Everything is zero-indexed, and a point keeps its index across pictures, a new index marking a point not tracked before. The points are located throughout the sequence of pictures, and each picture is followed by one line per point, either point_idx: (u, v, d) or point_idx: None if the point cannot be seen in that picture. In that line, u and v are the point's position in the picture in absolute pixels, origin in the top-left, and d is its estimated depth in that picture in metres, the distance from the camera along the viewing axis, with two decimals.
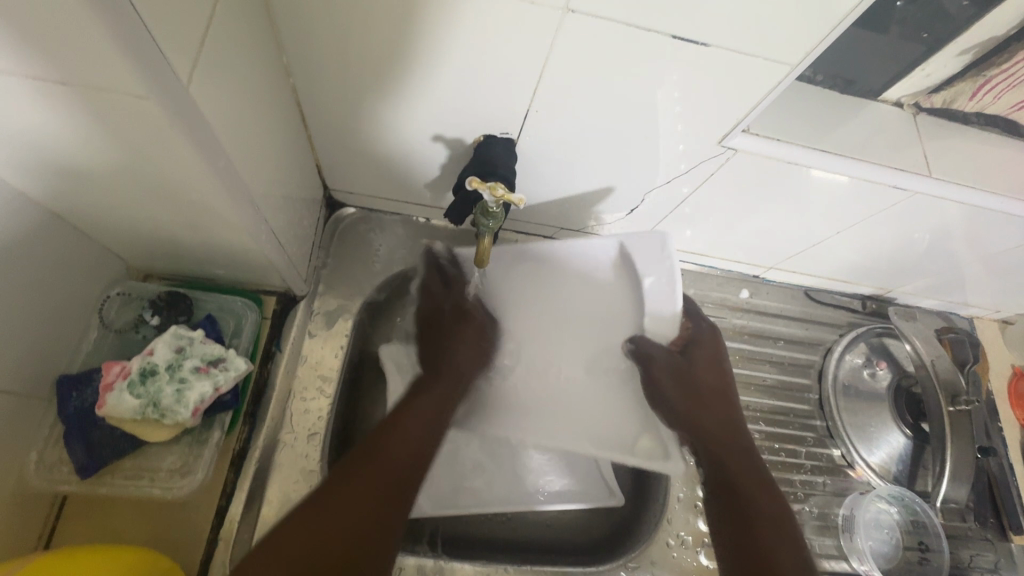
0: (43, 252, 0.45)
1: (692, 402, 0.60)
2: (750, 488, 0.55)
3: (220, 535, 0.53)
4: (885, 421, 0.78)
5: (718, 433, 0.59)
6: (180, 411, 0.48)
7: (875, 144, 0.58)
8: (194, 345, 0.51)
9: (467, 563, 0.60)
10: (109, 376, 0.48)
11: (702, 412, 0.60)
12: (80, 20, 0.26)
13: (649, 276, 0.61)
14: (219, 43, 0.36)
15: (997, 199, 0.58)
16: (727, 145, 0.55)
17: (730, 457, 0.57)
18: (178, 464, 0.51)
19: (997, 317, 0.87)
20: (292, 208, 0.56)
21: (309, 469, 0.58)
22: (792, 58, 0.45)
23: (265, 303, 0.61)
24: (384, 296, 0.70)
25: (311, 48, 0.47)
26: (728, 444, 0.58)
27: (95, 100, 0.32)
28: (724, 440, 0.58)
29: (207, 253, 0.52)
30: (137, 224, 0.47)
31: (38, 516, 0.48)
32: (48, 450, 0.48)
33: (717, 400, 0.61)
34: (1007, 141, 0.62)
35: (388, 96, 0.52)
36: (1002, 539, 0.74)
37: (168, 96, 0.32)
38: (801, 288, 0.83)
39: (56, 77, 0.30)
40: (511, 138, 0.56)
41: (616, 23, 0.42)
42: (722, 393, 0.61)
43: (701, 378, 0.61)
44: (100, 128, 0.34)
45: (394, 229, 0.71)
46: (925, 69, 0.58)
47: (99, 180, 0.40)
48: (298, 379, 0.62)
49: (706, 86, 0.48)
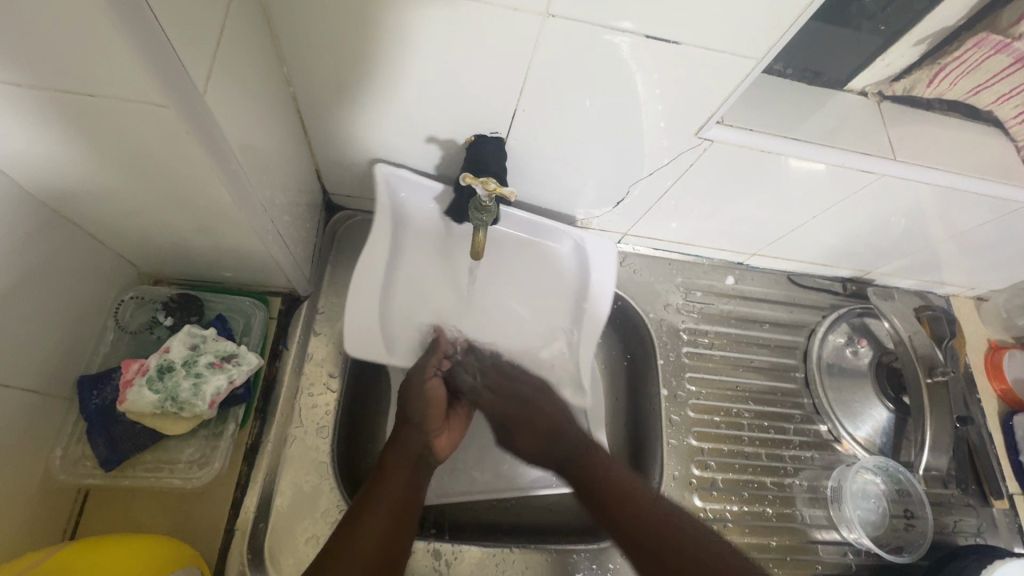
0: (61, 257, 0.47)
1: (581, 470, 0.62)
2: (669, 534, 0.56)
3: (236, 524, 0.54)
4: (869, 397, 0.81)
5: (615, 490, 0.60)
6: (197, 403, 0.51)
7: (843, 131, 0.61)
8: (207, 342, 0.54)
9: (474, 546, 0.62)
10: (128, 374, 0.50)
11: (596, 478, 0.61)
12: (107, 38, 0.29)
13: (597, 272, 0.70)
14: (229, 54, 0.39)
15: (960, 179, 0.61)
16: (703, 138, 0.58)
17: (638, 510, 0.58)
18: (196, 455, 0.54)
19: (972, 294, 0.92)
20: (294, 210, 0.59)
21: (321, 461, 0.60)
22: (757, 53, 0.48)
23: (271, 303, 0.64)
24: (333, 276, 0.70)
25: (310, 58, 0.50)
26: (625, 492, 0.59)
27: (113, 109, 0.34)
28: (625, 496, 0.59)
29: (215, 255, 0.55)
30: (149, 231, 0.50)
31: (63, 510, 0.51)
32: (72, 447, 0.50)
33: (605, 463, 0.63)
34: (966, 125, 0.66)
35: (383, 102, 0.55)
36: (983, 504, 0.77)
37: (186, 105, 0.34)
38: (784, 273, 0.87)
39: (82, 90, 0.33)
40: (500, 137, 0.59)
41: (589, 26, 0.46)
42: (593, 451, 0.64)
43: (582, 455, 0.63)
44: (116, 136, 0.37)
45: None
46: (885, 60, 0.62)
47: (113, 186, 0.43)
48: (304, 376, 0.64)
49: (681, 81, 0.52)
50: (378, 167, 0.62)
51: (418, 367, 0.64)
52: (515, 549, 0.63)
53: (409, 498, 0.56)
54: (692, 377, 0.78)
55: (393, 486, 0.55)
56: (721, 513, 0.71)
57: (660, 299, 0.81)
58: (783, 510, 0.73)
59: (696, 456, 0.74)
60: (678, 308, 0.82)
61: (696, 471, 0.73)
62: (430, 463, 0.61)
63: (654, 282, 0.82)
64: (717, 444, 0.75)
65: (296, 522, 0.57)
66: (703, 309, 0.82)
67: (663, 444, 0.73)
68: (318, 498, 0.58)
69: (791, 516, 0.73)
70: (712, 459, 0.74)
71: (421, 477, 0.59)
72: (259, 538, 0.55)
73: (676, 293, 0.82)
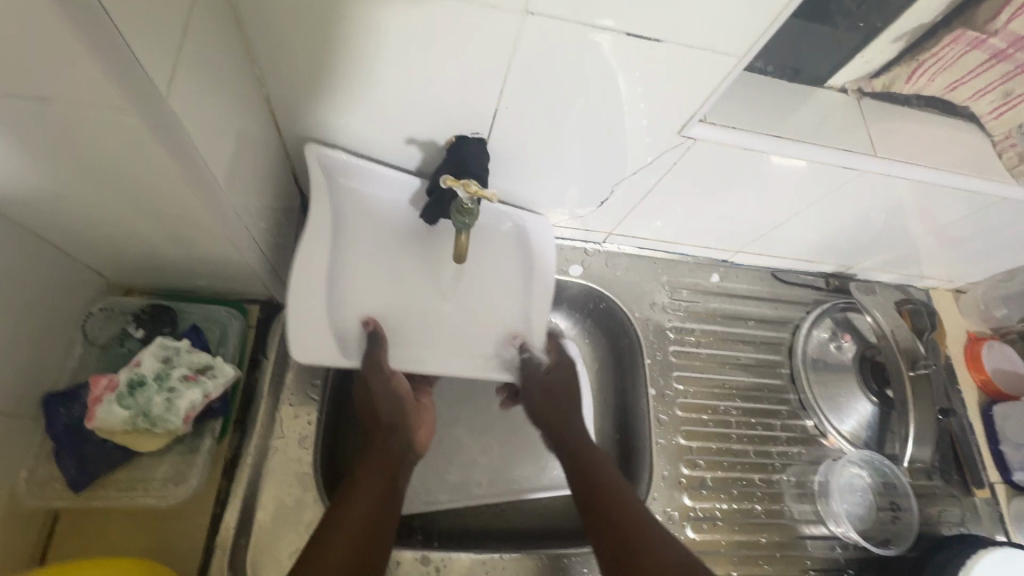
0: (21, 270, 0.45)
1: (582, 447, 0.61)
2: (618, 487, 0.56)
3: (215, 542, 0.52)
4: (853, 392, 0.82)
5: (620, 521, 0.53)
6: (171, 418, 0.49)
7: (824, 128, 0.61)
8: (180, 354, 0.51)
9: (464, 554, 0.61)
10: (96, 390, 0.48)
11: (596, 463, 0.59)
12: (60, 42, 0.28)
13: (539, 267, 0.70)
14: (194, 54, 0.37)
15: (940, 174, 0.62)
16: (686, 136, 0.57)
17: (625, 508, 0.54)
18: (171, 473, 0.52)
19: (950, 287, 0.93)
20: (270, 214, 0.57)
21: (303, 473, 0.58)
22: (740, 49, 0.48)
23: (248, 312, 0.62)
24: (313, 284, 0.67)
25: (283, 58, 0.48)
26: (620, 501, 0.55)
27: (70, 116, 0.33)
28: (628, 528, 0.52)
29: (187, 263, 0.53)
30: (114, 239, 0.48)
31: (31, 533, 0.49)
32: (39, 468, 0.48)
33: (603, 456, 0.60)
34: (943, 121, 0.67)
35: (359, 104, 0.54)
36: (966, 493, 0.78)
37: (146, 109, 0.33)
38: (768, 270, 0.87)
39: (33, 95, 0.31)
40: (482, 138, 0.58)
41: (568, 24, 0.45)
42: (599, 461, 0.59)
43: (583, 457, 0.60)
44: (73, 142, 0.35)
45: None
46: (865, 56, 0.62)
47: (75, 195, 0.41)
48: (285, 386, 0.62)
49: (663, 79, 0.51)
50: (311, 147, 0.57)
51: (371, 369, 0.58)
52: (505, 556, 0.61)
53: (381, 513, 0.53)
54: (679, 376, 0.78)
55: (366, 494, 0.53)
56: (711, 512, 0.71)
57: (645, 299, 0.81)
58: (772, 506, 0.73)
59: (685, 456, 0.73)
60: (664, 307, 0.81)
61: (686, 470, 0.73)
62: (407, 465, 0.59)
63: (639, 281, 0.82)
64: (706, 442, 0.75)
65: (279, 537, 0.55)
66: (689, 308, 0.82)
67: (652, 445, 0.73)
68: (301, 511, 0.56)
69: (781, 512, 0.73)
70: (700, 458, 0.74)
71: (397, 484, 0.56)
72: (240, 555, 0.53)
73: (662, 292, 0.82)
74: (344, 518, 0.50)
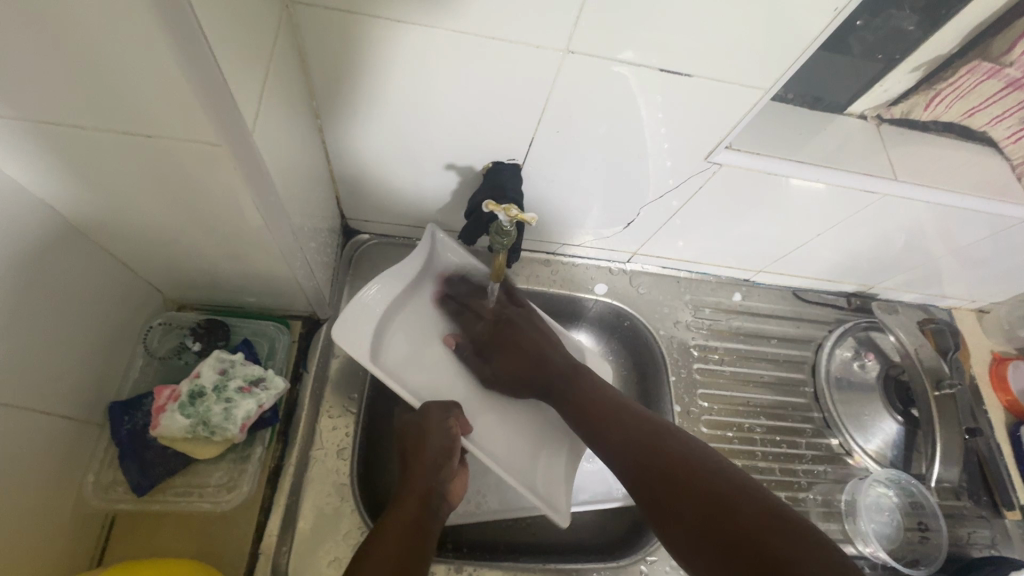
0: (97, 287, 0.49)
1: (598, 414, 0.60)
2: (656, 447, 0.54)
3: (260, 548, 0.54)
4: (877, 410, 0.83)
5: (651, 448, 0.54)
6: (228, 427, 0.52)
7: (845, 152, 0.64)
8: (236, 366, 0.54)
9: (494, 567, 0.62)
10: (161, 400, 0.52)
11: (634, 443, 0.55)
12: (182, 90, 0.32)
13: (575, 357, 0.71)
14: (273, 94, 0.41)
15: (959, 197, 0.64)
16: (713, 161, 0.60)
17: (676, 469, 0.51)
18: (224, 479, 0.55)
19: (973, 307, 0.94)
20: (317, 235, 0.61)
21: (341, 483, 0.59)
22: (766, 82, 0.51)
23: (292, 326, 0.65)
24: (350, 301, 0.70)
25: (340, 93, 0.52)
26: (674, 465, 0.51)
27: (166, 148, 0.37)
28: (658, 444, 0.54)
29: (243, 281, 0.57)
30: (180, 258, 0.52)
31: (91, 536, 0.51)
32: (102, 472, 0.51)
33: (639, 429, 0.56)
34: (962, 145, 0.69)
35: (404, 133, 0.57)
36: (996, 515, 0.78)
37: (237, 143, 0.37)
38: (790, 289, 0.89)
39: (139, 131, 0.35)
40: (518, 163, 0.62)
41: (605, 60, 0.49)
42: (623, 407, 0.59)
43: (604, 409, 0.60)
44: (161, 171, 0.39)
45: (392, 253, 0.75)
46: (883, 86, 0.65)
47: (152, 218, 0.45)
48: (325, 399, 0.63)
49: (690, 110, 0.54)
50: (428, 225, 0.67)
51: (423, 413, 0.59)
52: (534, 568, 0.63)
53: (416, 541, 0.51)
54: (703, 393, 0.80)
55: (403, 510, 0.53)
56: None
57: (669, 317, 0.83)
58: None
59: None
60: (687, 325, 0.83)
61: None
62: (440, 511, 0.55)
63: (662, 300, 0.84)
64: (731, 459, 0.76)
65: (317, 547, 0.56)
66: (712, 326, 0.84)
67: None
68: (340, 520, 0.57)
69: None
70: None
71: (432, 521, 0.54)
72: (281, 562, 0.55)
73: (685, 311, 0.84)
74: (382, 532, 0.50)
